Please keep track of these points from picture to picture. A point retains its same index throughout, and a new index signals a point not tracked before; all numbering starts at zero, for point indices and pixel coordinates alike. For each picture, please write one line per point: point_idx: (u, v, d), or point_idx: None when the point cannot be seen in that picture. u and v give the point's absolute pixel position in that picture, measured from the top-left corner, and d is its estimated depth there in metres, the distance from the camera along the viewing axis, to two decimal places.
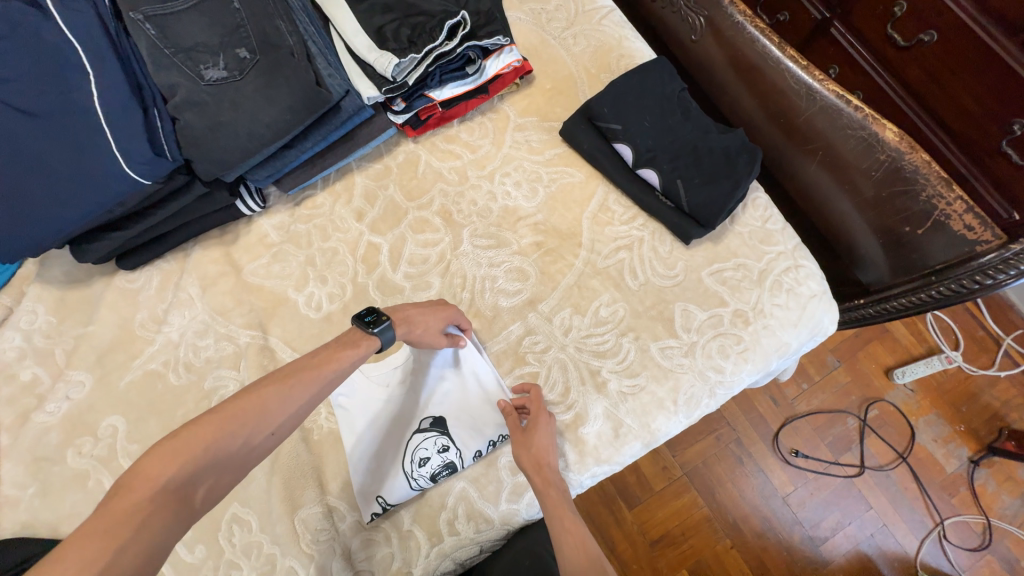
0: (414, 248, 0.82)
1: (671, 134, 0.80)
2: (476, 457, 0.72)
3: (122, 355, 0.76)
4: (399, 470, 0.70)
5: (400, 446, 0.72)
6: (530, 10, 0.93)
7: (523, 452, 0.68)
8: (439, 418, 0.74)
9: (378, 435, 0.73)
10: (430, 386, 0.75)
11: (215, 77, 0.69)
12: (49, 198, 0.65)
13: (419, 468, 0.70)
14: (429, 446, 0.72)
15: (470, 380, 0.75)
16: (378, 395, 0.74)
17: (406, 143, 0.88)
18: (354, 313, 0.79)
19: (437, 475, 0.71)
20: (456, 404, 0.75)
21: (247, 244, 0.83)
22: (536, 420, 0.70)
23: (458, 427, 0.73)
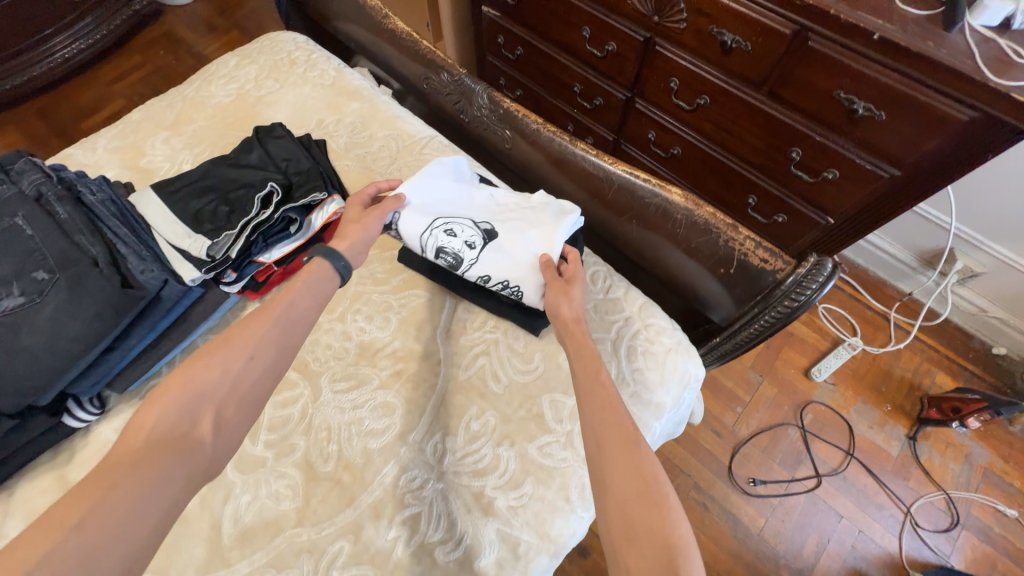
0: (273, 411, 0.79)
1: None
2: (484, 277, 0.80)
3: None
4: (432, 221, 0.80)
5: (456, 215, 0.82)
6: (356, 156, 1.01)
7: (566, 306, 0.72)
8: (491, 233, 0.80)
9: (447, 200, 0.84)
10: (509, 218, 0.82)
11: (10, 306, 0.67)
12: None
13: (443, 235, 0.79)
14: (467, 232, 0.80)
15: (543, 232, 0.79)
16: (478, 189, 0.86)
17: (253, 305, 0.86)
18: (213, 505, 0.72)
19: (445, 251, 0.80)
20: (512, 236, 0.79)
21: (84, 459, 0.75)
22: (576, 279, 0.75)
23: (490, 253, 0.79)
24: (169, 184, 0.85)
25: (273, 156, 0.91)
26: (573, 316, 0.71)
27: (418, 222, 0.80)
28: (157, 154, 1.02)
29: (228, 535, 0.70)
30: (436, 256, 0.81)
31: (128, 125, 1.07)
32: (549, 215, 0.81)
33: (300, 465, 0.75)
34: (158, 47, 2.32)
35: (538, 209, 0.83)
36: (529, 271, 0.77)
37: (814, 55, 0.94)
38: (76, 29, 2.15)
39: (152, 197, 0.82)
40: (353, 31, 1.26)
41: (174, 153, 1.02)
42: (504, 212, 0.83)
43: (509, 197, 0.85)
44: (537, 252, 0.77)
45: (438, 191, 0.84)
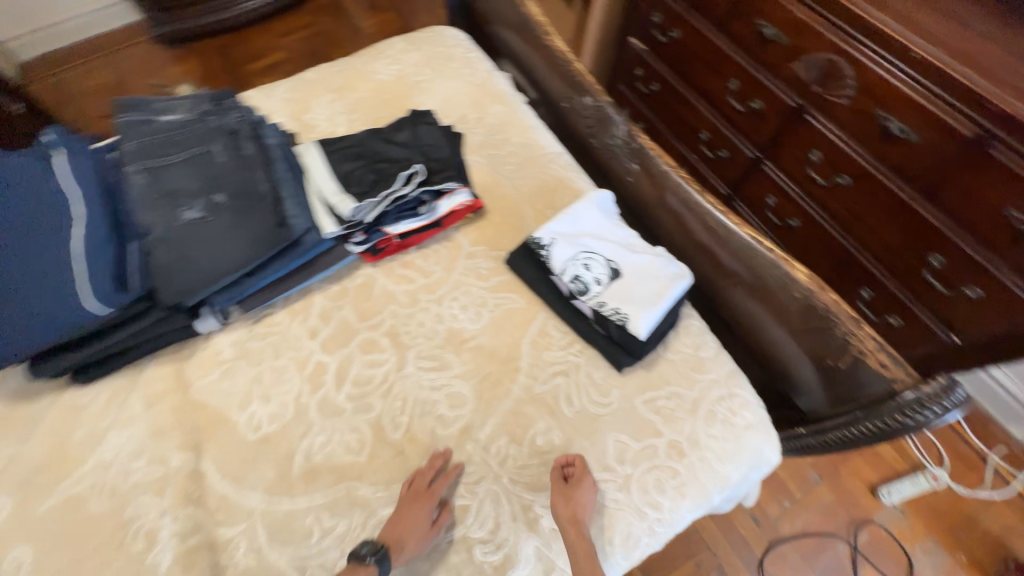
0: (360, 368, 0.85)
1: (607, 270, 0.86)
2: (605, 313, 0.82)
3: (50, 477, 0.75)
4: (571, 250, 0.86)
5: (592, 248, 0.87)
6: (487, 155, 1.06)
7: (564, 508, 0.69)
8: (617, 274, 0.84)
9: (587, 231, 0.89)
10: (636, 262, 0.86)
11: (190, 217, 0.77)
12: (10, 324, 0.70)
13: (577, 265, 0.85)
14: (598, 268, 0.85)
15: (664, 288, 0.82)
16: (614, 227, 0.91)
17: (366, 267, 0.94)
18: (292, 435, 0.80)
19: (574, 280, 0.84)
20: (636, 284, 0.83)
21: (200, 360, 0.86)
22: (580, 477, 0.72)
23: (613, 292, 0.83)
24: (330, 143, 0.95)
25: (420, 138, 0.99)
26: (570, 517, 0.69)
27: (563, 249, 0.86)
28: (319, 113, 1.14)
29: (298, 467, 0.77)
30: (564, 282, 0.85)
31: (301, 81, 1.20)
32: (672, 272, 0.85)
33: (372, 426, 0.80)
34: (323, 13, 2.58)
35: (663, 264, 0.86)
36: (644, 319, 0.79)
37: (992, 165, 0.87)
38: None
39: (315, 151, 0.93)
40: (509, 38, 1.34)
41: (333, 116, 1.13)
42: (632, 257, 0.86)
43: (646, 248, 0.89)
44: (656, 303, 0.81)
45: (581, 222, 0.90)
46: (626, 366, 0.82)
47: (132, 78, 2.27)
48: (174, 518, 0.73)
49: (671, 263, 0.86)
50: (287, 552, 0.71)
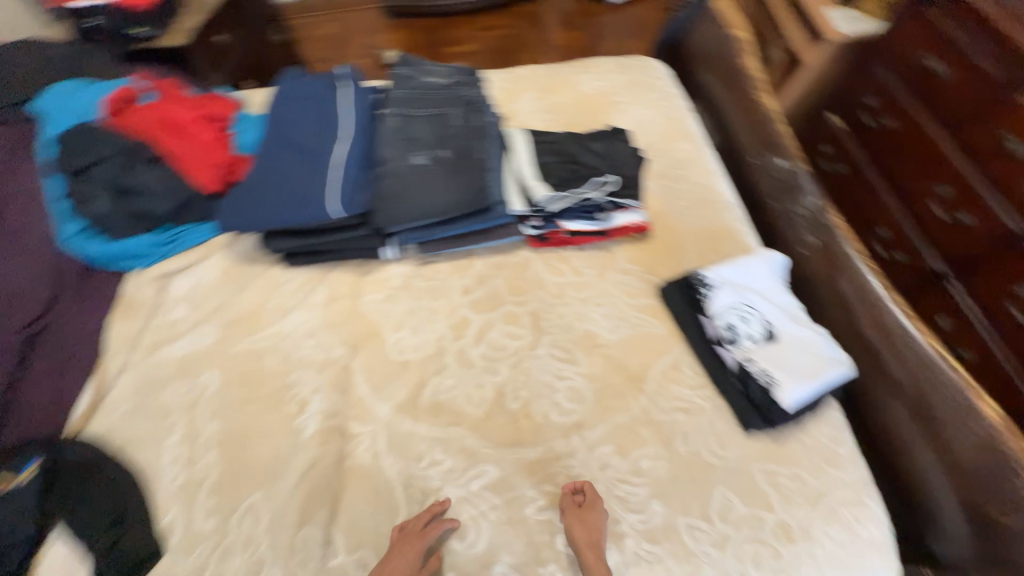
0: (498, 334, 0.92)
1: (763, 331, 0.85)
2: (750, 370, 0.81)
3: (246, 328, 0.93)
4: (732, 300, 0.86)
5: (753, 304, 0.86)
6: (663, 185, 1.10)
7: (581, 532, 0.70)
8: (773, 339, 0.83)
9: (752, 287, 0.89)
10: (796, 333, 0.83)
11: (418, 162, 0.92)
12: (273, 202, 0.89)
13: (733, 316, 0.85)
14: (755, 326, 0.84)
15: (821, 369, 0.79)
16: (781, 292, 0.89)
17: (526, 250, 1.02)
18: (426, 369, 0.89)
19: (726, 329, 0.85)
20: (791, 354, 0.81)
21: (373, 279, 0.99)
22: (593, 502, 0.73)
23: (764, 353, 0.82)
24: (536, 135, 1.05)
25: (614, 153, 1.06)
26: (588, 541, 0.69)
27: (726, 295, 0.87)
28: (522, 106, 1.26)
29: (424, 398, 0.86)
30: (715, 327, 0.86)
31: (513, 75, 1.34)
32: (833, 356, 0.81)
33: (494, 388, 0.86)
34: (522, 18, 2.83)
35: (825, 344, 0.82)
36: (790, 390, 0.77)
37: None
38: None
39: (522, 136, 1.03)
40: (710, 83, 1.36)
41: (534, 112, 1.25)
42: (793, 326, 0.84)
43: (810, 323, 0.86)
44: (808, 380, 0.78)
45: (748, 276, 0.90)
46: (752, 428, 0.80)
47: (352, 37, 2.72)
48: (321, 397, 0.85)
49: (834, 347, 0.82)
50: (397, 464, 0.79)
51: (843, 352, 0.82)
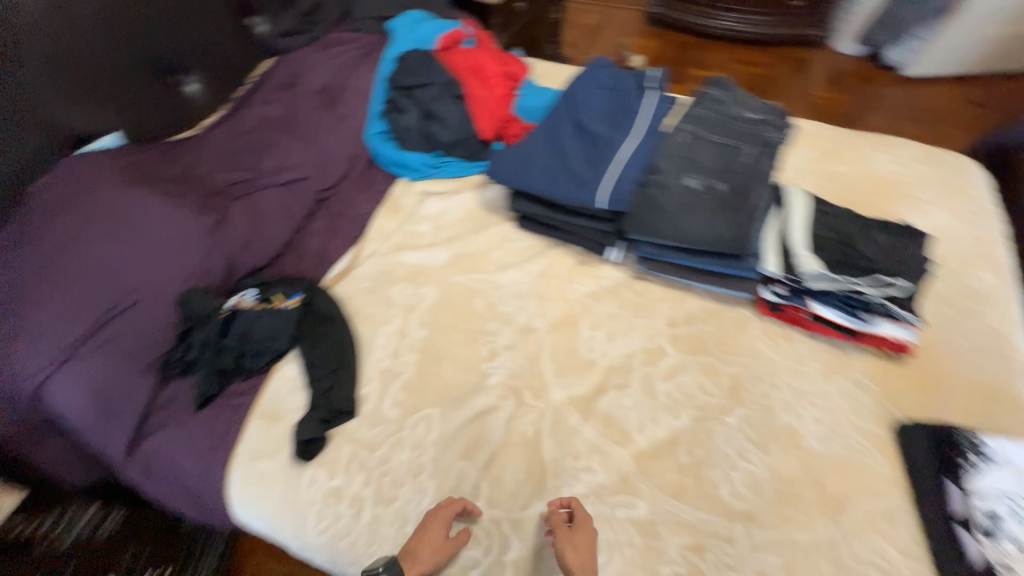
0: (690, 380, 0.88)
1: None
2: None
3: (469, 265, 1.03)
4: (1008, 489, 0.70)
5: None
6: (942, 312, 0.92)
7: (571, 554, 0.68)
8: None
9: None
10: None
11: (690, 185, 0.90)
12: (543, 171, 0.96)
13: (1002, 509, 0.69)
14: None
15: None
16: None
17: (749, 310, 0.95)
18: (608, 377, 0.88)
19: (986, 517, 0.69)
20: None
21: (587, 271, 1.01)
22: (581, 521, 0.71)
23: None
24: (817, 201, 0.95)
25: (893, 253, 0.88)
26: (581, 564, 0.67)
27: (1002, 480, 0.71)
28: (794, 162, 1.16)
29: (597, 403, 0.85)
30: (969, 507, 0.71)
31: (796, 126, 1.23)
32: None
33: (670, 432, 0.82)
34: (784, 62, 2.60)
35: None
36: None
37: None
38: (748, 15, 2.60)
39: (802, 199, 0.94)
40: None
41: (805, 173, 1.14)
42: None
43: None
44: None
45: None
46: None
47: (606, 32, 2.81)
48: (509, 355, 0.91)
49: None
50: (553, 450, 0.81)
51: None
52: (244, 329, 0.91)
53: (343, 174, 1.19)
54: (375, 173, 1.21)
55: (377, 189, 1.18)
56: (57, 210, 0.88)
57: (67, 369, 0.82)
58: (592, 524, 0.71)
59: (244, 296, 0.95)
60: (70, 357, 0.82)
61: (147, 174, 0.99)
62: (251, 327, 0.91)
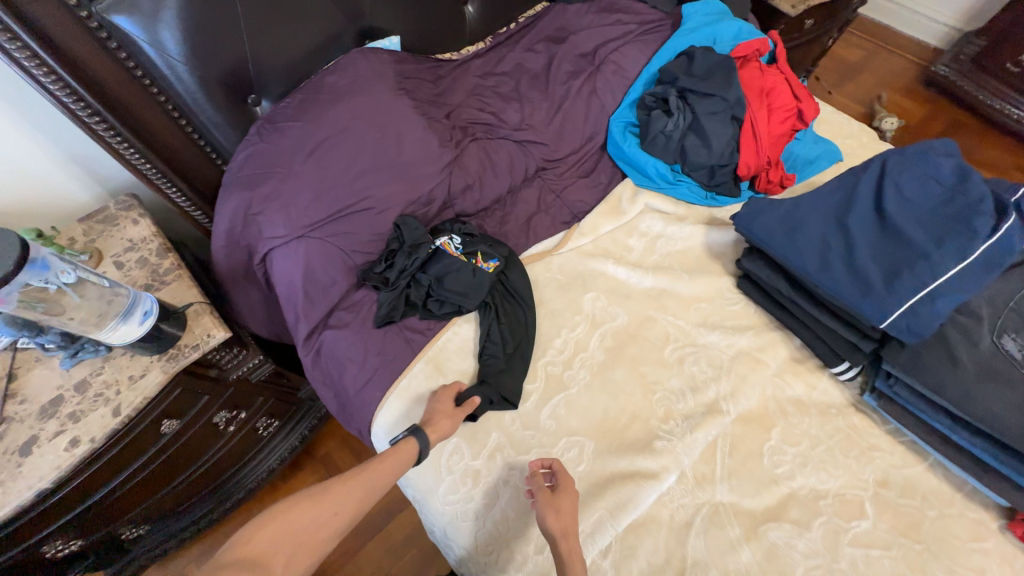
0: (887, 562, 0.72)
1: None
2: None
3: (670, 305, 0.93)
4: None
5: None
6: None
7: (554, 514, 0.65)
8: None
9: None
10: None
11: (1008, 348, 0.70)
12: (813, 248, 0.80)
13: None
14: None
15: None
16: None
17: (992, 519, 0.75)
18: (783, 505, 0.76)
19: None
20: None
21: (802, 373, 0.86)
22: (562, 481, 0.70)
23: None
24: None
25: None
26: (562, 529, 0.64)
27: None
28: None
29: (761, 528, 0.74)
30: None
31: None
32: None
33: None
34: None
35: None
36: None
37: None
38: None
39: None
40: None
41: None
42: None
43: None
44: None
45: None
46: None
47: (865, 74, 2.34)
48: (684, 425, 0.81)
49: None
50: (697, 554, 0.72)
51: None
52: (440, 275, 0.90)
53: (573, 150, 1.10)
54: (602, 161, 1.12)
55: (599, 181, 1.10)
56: (338, 96, 0.91)
57: (297, 245, 0.88)
58: (572, 482, 0.70)
59: (454, 243, 0.93)
60: (303, 235, 0.88)
61: (413, 89, 1.00)
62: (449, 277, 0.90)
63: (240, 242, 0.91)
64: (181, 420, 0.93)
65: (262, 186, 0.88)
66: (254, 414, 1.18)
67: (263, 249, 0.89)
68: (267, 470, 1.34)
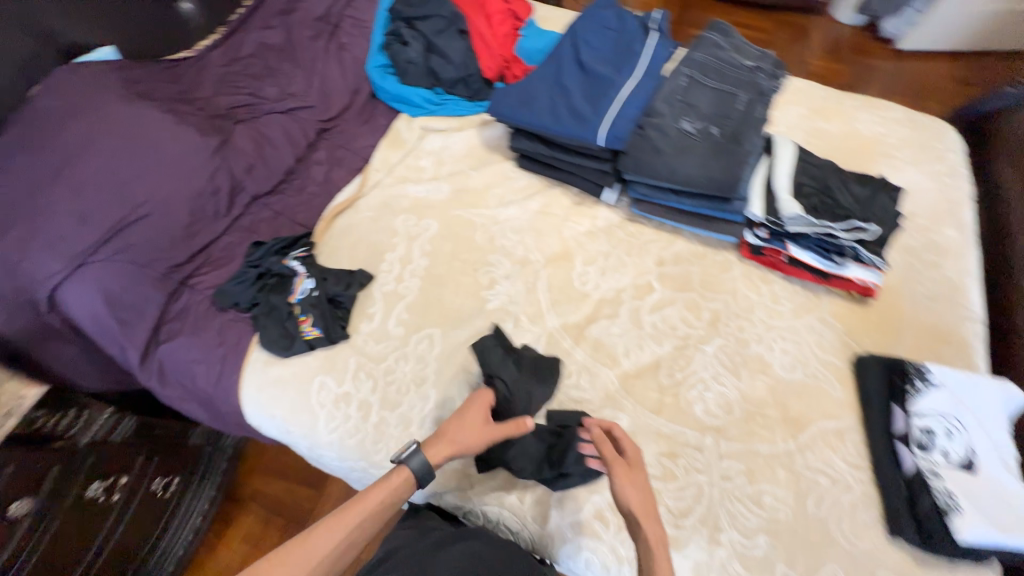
0: (675, 314, 0.94)
1: (970, 465, 0.73)
2: (932, 484, 0.72)
3: (471, 201, 1.06)
4: (957, 418, 0.76)
5: (981, 433, 0.75)
6: (908, 261, 0.97)
7: (635, 494, 0.67)
8: (966, 466, 0.73)
9: (988, 418, 0.77)
10: (1006, 486, 0.71)
11: (684, 128, 0.93)
12: (545, 108, 0.98)
13: (941, 437, 0.75)
14: (952, 447, 0.74)
15: (1008, 513, 0.69)
16: (1003, 442, 0.75)
17: (732, 253, 1.01)
18: (599, 309, 0.95)
19: (921, 442, 0.75)
20: (983, 492, 0.71)
21: (584, 213, 1.05)
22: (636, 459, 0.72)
23: (954, 484, 0.71)
24: (804, 153, 0.98)
25: (873, 207, 0.93)
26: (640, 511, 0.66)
27: (940, 400, 0.77)
28: (786, 118, 1.18)
29: (587, 331, 0.92)
30: (901, 431, 0.77)
31: (791, 85, 1.25)
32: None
33: (653, 358, 0.89)
34: (774, 33, 2.45)
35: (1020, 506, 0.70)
36: (966, 522, 0.67)
37: None
38: None
39: (790, 148, 0.97)
40: (1003, 174, 1.10)
41: (796, 128, 1.16)
42: (993, 463, 0.73)
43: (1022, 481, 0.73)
44: (1000, 528, 0.67)
45: (976, 402, 0.78)
46: (899, 541, 0.71)
47: None
48: (510, 285, 0.96)
49: None
50: (547, 370, 0.88)
51: None
52: (266, 289, 0.91)
53: (345, 106, 1.17)
54: (377, 108, 1.21)
55: (379, 124, 1.19)
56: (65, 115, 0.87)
57: (81, 274, 0.85)
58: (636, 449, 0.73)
59: (303, 287, 0.91)
60: (84, 263, 0.85)
61: (152, 91, 0.99)
62: (520, 353, 0.86)
63: (16, 298, 0.85)
64: (35, 499, 0.86)
65: (15, 231, 0.83)
66: (139, 477, 1.10)
67: (45, 293, 0.84)
68: (193, 531, 1.27)
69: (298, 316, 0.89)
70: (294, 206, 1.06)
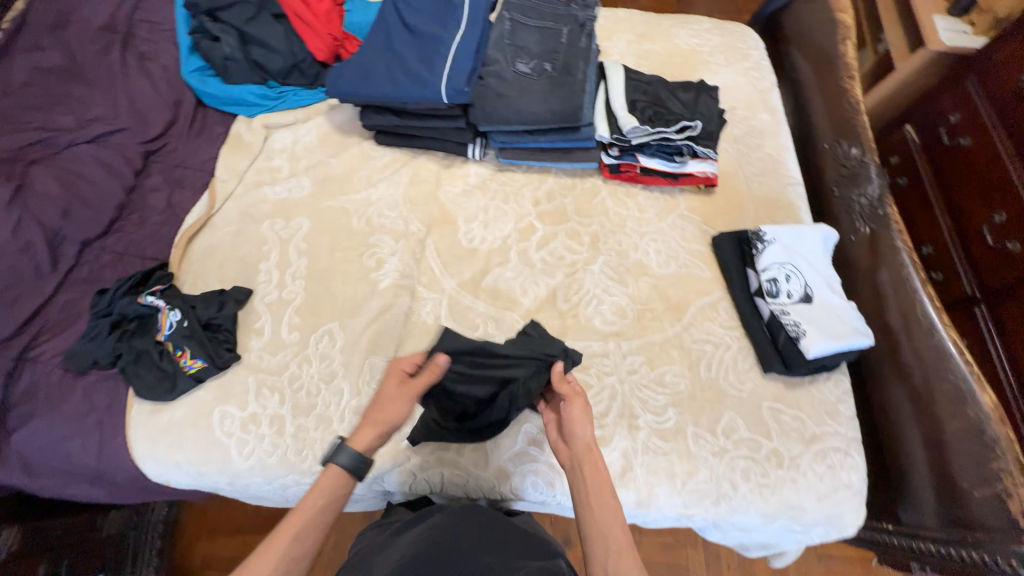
0: (560, 245, 1.00)
1: (808, 297, 0.87)
2: (782, 321, 0.86)
3: (336, 188, 1.02)
4: (793, 263, 0.90)
5: (812, 269, 0.90)
6: (737, 148, 1.12)
7: (583, 431, 0.68)
8: (805, 299, 0.87)
9: (815, 257, 0.92)
10: (837, 305, 0.87)
11: (521, 71, 0.97)
12: (383, 76, 0.96)
13: (784, 282, 0.89)
14: (793, 286, 0.88)
15: (839, 324, 0.85)
16: (827, 271, 0.91)
17: (597, 178, 1.08)
18: (490, 259, 0.97)
19: (772, 292, 0.89)
20: (819, 314, 0.86)
21: (454, 174, 1.07)
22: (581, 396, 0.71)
23: (799, 316, 0.86)
24: (631, 72, 1.06)
25: (697, 107, 1.05)
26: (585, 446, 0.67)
27: (777, 253, 0.91)
28: (616, 46, 1.27)
29: (483, 283, 0.95)
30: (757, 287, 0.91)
31: (614, 16, 1.34)
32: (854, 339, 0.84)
33: (549, 290, 0.95)
34: None
35: (850, 317, 0.85)
36: (809, 341, 0.82)
37: None
38: None
39: (619, 70, 1.05)
40: (794, 59, 1.28)
41: (626, 54, 1.26)
42: (824, 290, 0.88)
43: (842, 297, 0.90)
44: (834, 337, 0.83)
45: (804, 246, 0.93)
46: (771, 374, 0.85)
47: None
48: (398, 261, 0.95)
49: (854, 318, 0.85)
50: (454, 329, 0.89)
51: (862, 338, 0.83)
52: (129, 335, 0.82)
53: (168, 122, 1.05)
54: (208, 117, 1.11)
55: (216, 134, 1.10)
56: None
57: None
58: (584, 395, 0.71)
59: (170, 321, 0.82)
60: None
61: None
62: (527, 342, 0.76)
63: None
64: None
65: None
66: None
67: None
68: None
69: (173, 352, 0.81)
70: (138, 241, 0.95)
